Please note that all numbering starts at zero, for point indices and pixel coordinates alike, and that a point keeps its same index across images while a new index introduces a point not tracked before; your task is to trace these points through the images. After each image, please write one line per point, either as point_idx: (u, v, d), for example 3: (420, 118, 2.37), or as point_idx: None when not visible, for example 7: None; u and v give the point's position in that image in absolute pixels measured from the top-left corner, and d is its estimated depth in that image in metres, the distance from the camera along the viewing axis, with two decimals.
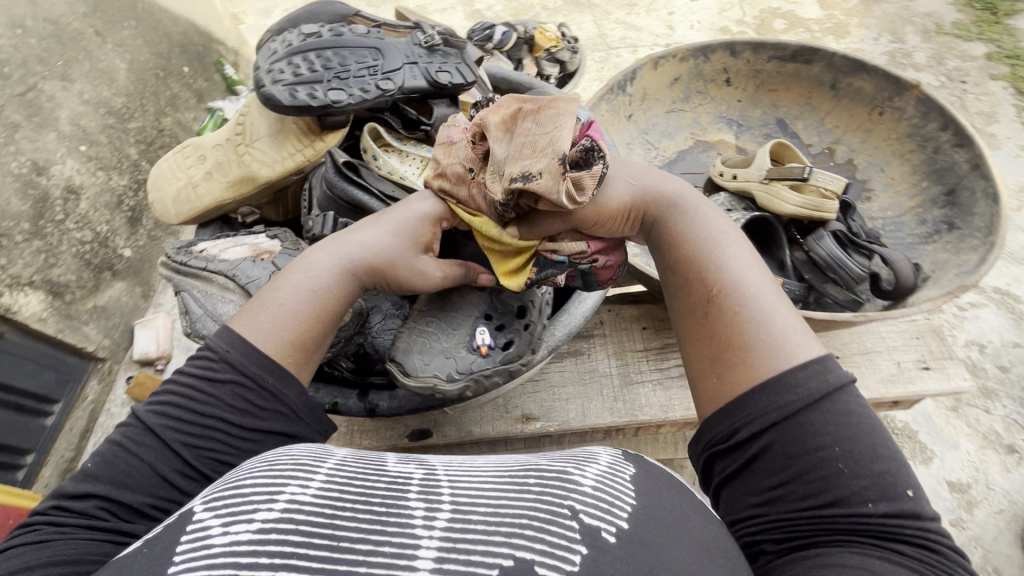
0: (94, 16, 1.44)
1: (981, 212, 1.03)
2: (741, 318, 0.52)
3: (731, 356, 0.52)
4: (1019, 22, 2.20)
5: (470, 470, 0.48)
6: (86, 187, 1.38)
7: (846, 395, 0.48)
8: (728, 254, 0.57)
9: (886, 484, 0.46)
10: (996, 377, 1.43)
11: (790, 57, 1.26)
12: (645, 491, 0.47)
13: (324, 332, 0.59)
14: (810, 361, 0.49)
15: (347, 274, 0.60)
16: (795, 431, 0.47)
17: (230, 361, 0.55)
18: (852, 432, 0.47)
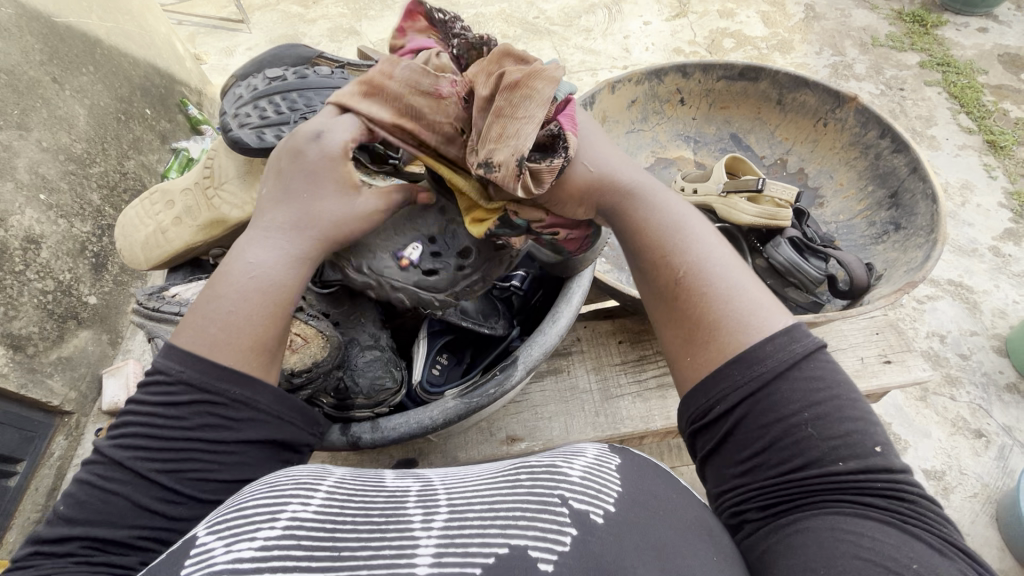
0: (51, 64, 1.41)
1: (922, 211, 1.10)
2: (712, 301, 0.55)
3: (704, 335, 0.54)
4: (945, 32, 2.36)
5: (463, 478, 0.49)
6: (47, 236, 1.34)
7: (813, 362, 0.51)
8: (689, 238, 0.59)
9: (854, 442, 0.49)
10: (958, 365, 1.49)
11: (738, 76, 1.32)
12: (630, 478, 0.49)
13: (283, 323, 0.56)
14: (778, 334, 0.52)
15: (297, 257, 0.57)
16: (770, 402, 0.50)
17: (188, 380, 0.52)
18: (821, 399, 0.50)
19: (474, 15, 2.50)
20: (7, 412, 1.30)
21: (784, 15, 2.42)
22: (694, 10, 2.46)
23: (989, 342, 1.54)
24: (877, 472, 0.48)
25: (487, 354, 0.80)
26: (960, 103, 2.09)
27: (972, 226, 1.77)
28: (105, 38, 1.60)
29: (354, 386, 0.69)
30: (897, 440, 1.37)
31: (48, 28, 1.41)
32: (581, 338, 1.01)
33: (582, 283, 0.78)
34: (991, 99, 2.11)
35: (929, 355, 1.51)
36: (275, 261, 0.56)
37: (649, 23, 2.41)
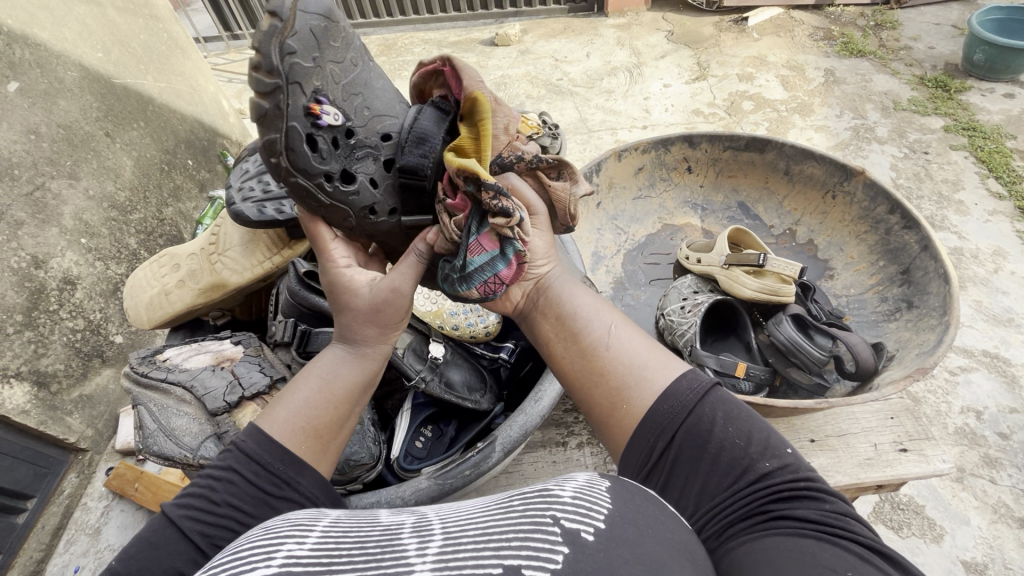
0: (106, 119, 1.52)
1: (934, 291, 1.06)
2: (624, 357, 0.61)
3: (626, 389, 0.59)
4: (970, 97, 2.36)
5: (459, 508, 0.47)
6: (84, 277, 1.41)
7: (720, 388, 0.59)
8: (599, 305, 0.66)
9: (770, 445, 0.56)
10: (997, 445, 1.39)
11: (744, 147, 1.33)
12: (623, 500, 0.45)
13: (334, 415, 0.64)
14: (678, 381, 0.59)
15: (346, 353, 0.67)
16: (693, 432, 0.56)
17: (247, 457, 0.58)
18: (731, 413, 0.57)
19: (500, 76, 2.63)
20: (24, 448, 1.33)
21: (804, 79, 2.46)
22: (714, 74, 2.53)
23: None
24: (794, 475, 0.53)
25: (470, 427, 0.82)
26: (988, 167, 2.06)
27: (1007, 294, 1.69)
28: (158, 97, 1.74)
29: None
30: (932, 526, 1.26)
31: (107, 88, 1.54)
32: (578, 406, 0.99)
33: None
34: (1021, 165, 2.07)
35: (965, 433, 1.41)
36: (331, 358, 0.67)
37: (669, 86, 2.48)
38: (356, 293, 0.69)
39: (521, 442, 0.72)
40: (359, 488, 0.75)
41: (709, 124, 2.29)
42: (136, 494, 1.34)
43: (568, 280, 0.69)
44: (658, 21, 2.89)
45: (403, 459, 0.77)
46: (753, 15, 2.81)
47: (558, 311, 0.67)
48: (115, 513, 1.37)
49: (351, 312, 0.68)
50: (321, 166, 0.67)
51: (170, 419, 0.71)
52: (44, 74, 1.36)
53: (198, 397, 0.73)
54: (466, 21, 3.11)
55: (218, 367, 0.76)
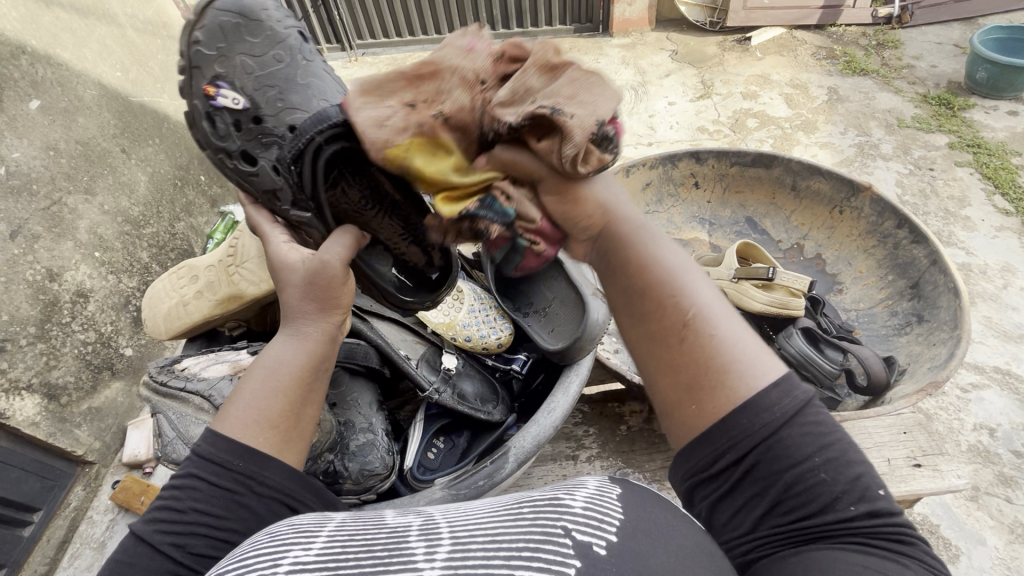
0: (122, 136, 1.56)
1: (945, 305, 1.06)
2: (711, 339, 0.49)
3: (706, 382, 0.48)
4: (974, 115, 2.37)
5: (466, 511, 0.47)
6: (96, 290, 1.43)
7: (812, 407, 0.48)
8: (678, 268, 0.52)
9: (864, 486, 0.46)
10: (1012, 463, 1.37)
11: (750, 162, 1.35)
12: (633, 509, 0.45)
13: (289, 404, 0.60)
14: (775, 383, 0.47)
15: (293, 334, 0.63)
16: (774, 452, 0.46)
17: (206, 461, 0.56)
18: (827, 440, 0.47)
19: None
20: (33, 460, 1.33)
21: (808, 97, 2.49)
22: (718, 92, 2.56)
23: None
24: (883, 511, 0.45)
25: (483, 437, 0.81)
26: (994, 183, 2.06)
27: (1017, 310, 1.68)
28: (172, 114, 1.78)
29: (343, 470, 0.70)
30: (947, 545, 1.23)
31: (124, 106, 1.58)
32: (586, 418, 0.99)
33: (579, 370, 0.80)
34: None
35: (978, 451, 1.39)
36: (277, 344, 0.63)
37: (673, 104, 2.51)
38: (290, 271, 0.65)
39: (535, 451, 0.72)
40: (373, 498, 0.74)
41: (714, 141, 2.32)
42: (141, 507, 1.34)
43: (642, 232, 0.54)
44: (661, 40, 2.94)
45: (416, 470, 0.77)
46: (756, 35, 2.85)
47: (623, 277, 0.53)
48: (121, 526, 1.37)
49: (289, 290, 0.64)
50: (220, 144, 0.71)
51: (189, 428, 0.72)
52: (64, 92, 1.40)
53: (215, 405, 0.72)
54: None
55: (235, 377, 0.75)
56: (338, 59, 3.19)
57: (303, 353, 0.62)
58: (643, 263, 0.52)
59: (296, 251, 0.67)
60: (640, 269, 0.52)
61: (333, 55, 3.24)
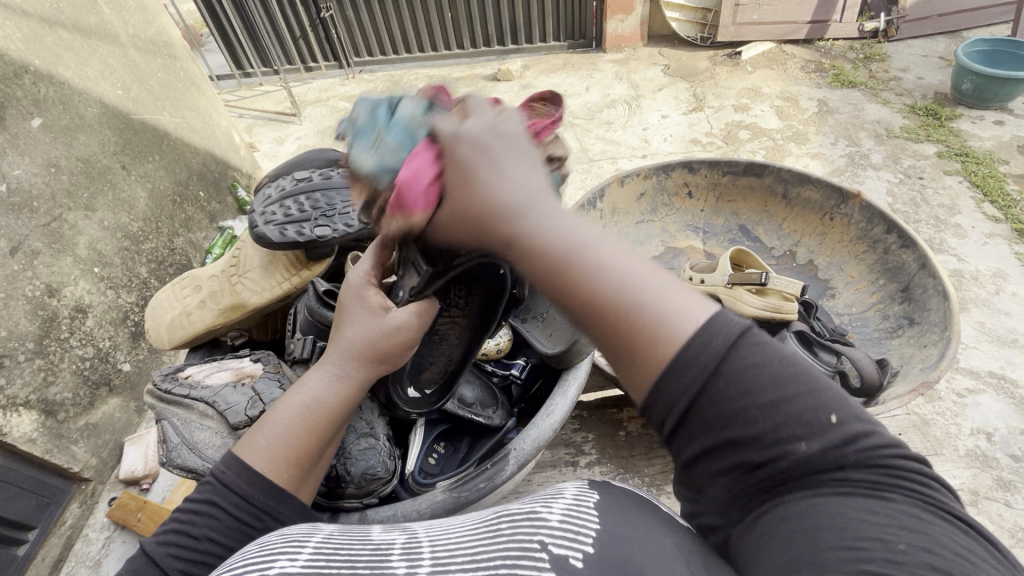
0: (122, 153, 1.57)
1: (934, 307, 1.08)
2: (637, 310, 0.44)
3: (638, 347, 0.44)
4: (961, 125, 2.42)
5: (447, 529, 0.48)
6: (95, 305, 1.44)
7: (743, 346, 0.43)
8: (582, 238, 0.45)
9: (807, 419, 0.42)
10: (1010, 467, 1.37)
11: (742, 171, 1.37)
12: (611, 516, 0.46)
13: (317, 444, 0.62)
14: (696, 334, 0.43)
15: (334, 374, 0.64)
16: (712, 402, 0.43)
17: (228, 491, 0.58)
18: (765, 394, 0.43)
19: None
20: (29, 477, 1.32)
21: (798, 109, 2.54)
22: (710, 105, 2.61)
23: None
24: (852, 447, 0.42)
25: (482, 442, 0.82)
26: (983, 191, 2.09)
27: (1010, 315, 1.70)
28: (172, 131, 1.80)
29: (346, 474, 0.70)
30: None
31: (125, 123, 1.60)
32: (585, 424, 1.00)
33: (578, 373, 0.81)
34: (1015, 189, 2.11)
35: (976, 455, 1.39)
36: (316, 378, 0.64)
37: (667, 117, 2.56)
38: (366, 314, 0.65)
39: (533, 456, 0.72)
40: (376, 503, 0.74)
41: (707, 152, 2.35)
42: (139, 524, 1.33)
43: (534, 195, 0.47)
44: (654, 55, 3.00)
45: (418, 474, 0.77)
46: (746, 49, 2.92)
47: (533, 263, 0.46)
48: (116, 545, 1.35)
49: (353, 331, 0.64)
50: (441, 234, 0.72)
51: (192, 433, 0.71)
52: (66, 110, 1.42)
53: (220, 411, 0.73)
54: (469, 58, 3.24)
55: (238, 384, 0.77)
56: (335, 76, 3.24)
57: (343, 396, 0.64)
58: (541, 246, 0.45)
59: (377, 295, 0.67)
60: (545, 252, 0.45)
61: (331, 72, 3.29)
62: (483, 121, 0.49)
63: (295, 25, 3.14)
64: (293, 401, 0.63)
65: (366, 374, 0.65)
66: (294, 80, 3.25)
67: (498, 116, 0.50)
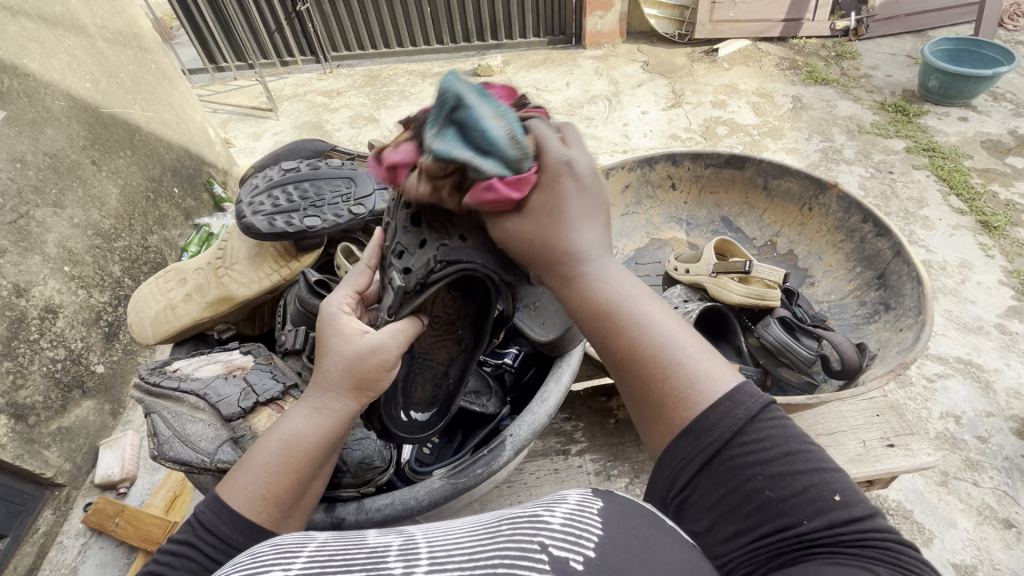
0: (92, 148, 1.52)
1: (909, 292, 1.12)
2: (671, 360, 0.52)
3: (655, 408, 0.52)
4: (928, 121, 2.51)
5: (445, 532, 0.47)
6: (65, 305, 1.39)
7: (766, 417, 0.49)
8: (625, 288, 0.55)
9: (813, 497, 0.47)
10: (977, 448, 1.43)
11: (724, 164, 1.40)
12: (615, 523, 0.45)
13: (301, 480, 0.60)
14: (721, 399, 0.49)
15: (317, 407, 0.62)
16: (732, 457, 0.48)
17: (207, 532, 0.56)
18: (784, 454, 0.48)
19: None
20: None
21: (774, 106, 2.59)
22: (688, 101, 2.65)
23: (1007, 423, 1.48)
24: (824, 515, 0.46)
25: (478, 430, 0.82)
26: (949, 185, 2.17)
27: (975, 303, 1.78)
28: (144, 125, 1.75)
29: (342, 463, 0.70)
30: (921, 529, 1.28)
31: (95, 117, 1.55)
32: (575, 413, 1.01)
33: (571, 360, 0.81)
34: (979, 182, 2.20)
35: (945, 437, 1.45)
36: (297, 415, 0.62)
37: (646, 113, 2.58)
38: (341, 339, 0.62)
39: (530, 441, 0.72)
40: (372, 492, 0.73)
41: (686, 147, 2.39)
42: (117, 529, 1.29)
43: (592, 252, 0.56)
44: (633, 52, 3.02)
45: (413, 463, 0.78)
46: (723, 47, 2.96)
47: (586, 313, 0.55)
48: (94, 551, 1.32)
49: (330, 360, 0.61)
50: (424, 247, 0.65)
51: (183, 426, 0.69)
52: (31, 103, 1.37)
53: (212, 403, 0.72)
54: (449, 53, 3.22)
55: (230, 376, 0.76)
56: (313, 71, 3.19)
57: (327, 431, 0.61)
58: (593, 294, 0.55)
59: (354, 321, 0.64)
60: (595, 300, 0.55)
61: (308, 67, 3.24)
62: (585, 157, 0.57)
63: (270, 19, 3.08)
64: (274, 436, 0.61)
65: (348, 398, 0.62)
66: (269, 75, 3.18)
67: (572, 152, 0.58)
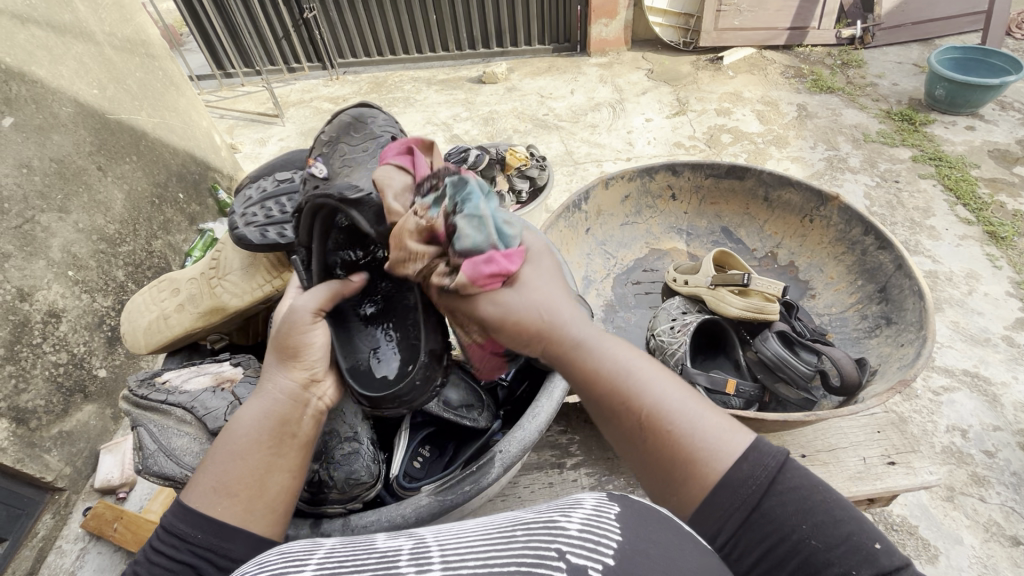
0: (98, 154, 1.54)
1: (910, 307, 1.10)
2: (683, 429, 0.51)
3: (682, 473, 0.51)
4: (934, 130, 2.49)
5: (457, 533, 0.45)
6: (69, 310, 1.40)
7: (787, 473, 0.51)
8: (622, 355, 0.54)
9: (854, 545, 0.48)
10: (984, 463, 1.41)
11: (724, 174, 1.39)
12: (633, 529, 0.42)
13: (245, 466, 0.58)
14: (747, 451, 0.51)
15: (257, 394, 0.64)
16: (765, 518, 0.50)
17: (169, 535, 0.56)
18: (811, 505, 0.50)
19: (488, 112, 2.73)
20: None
21: (778, 114, 2.59)
22: (693, 109, 2.64)
23: (1014, 438, 1.46)
24: (867, 565, 0.47)
25: (469, 445, 0.82)
26: (956, 195, 2.15)
27: (982, 315, 1.75)
28: (150, 131, 1.76)
29: (329, 479, 0.70)
30: (925, 546, 1.26)
31: (101, 123, 1.56)
32: (570, 426, 1.00)
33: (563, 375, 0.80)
34: (986, 192, 2.17)
35: (951, 451, 1.43)
36: (244, 409, 0.64)
37: (651, 120, 2.58)
38: (275, 333, 0.68)
39: (519, 458, 0.72)
40: (360, 508, 0.73)
41: (690, 155, 2.38)
42: (115, 535, 1.29)
43: (578, 321, 0.55)
44: (637, 60, 3.03)
45: (403, 478, 0.77)
46: (728, 54, 2.96)
47: (593, 386, 0.54)
48: (92, 556, 1.32)
49: (267, 351, 0.66)
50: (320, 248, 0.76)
51: (169, 441, 0.69)
52: (38, 109, 1.38)
53: (199, 416, 0.72)
54: (454, 60, 3.23)
55: (218, 389, 0.76)
56: (319, 77, 3.21)
57: (265, 415, 0.62)
58: (598, 364, 0.54)
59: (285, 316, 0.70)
60: (602, 372, 0.53)
61: (314, 73, 3.26)
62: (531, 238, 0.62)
63: (277, 26, 3.11)
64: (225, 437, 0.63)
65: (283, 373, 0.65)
66: (276, 81, 3.21)
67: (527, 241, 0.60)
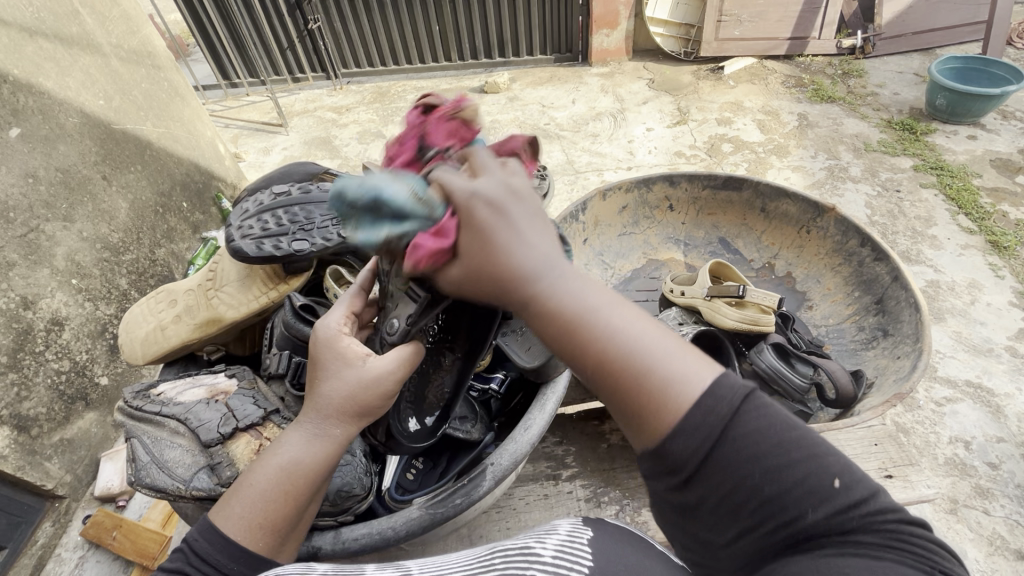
0: (103, 164, 1.55)
1: (907, 319, 1.10)
2: (651, 365, 0.47)
3: (650, 417, 0.46)
4: (935, 139, 2.49)
5: (441, 565, 0.49)
6: (72, 318, 1.41)
7: (744, 412, 0.45)
8: (585, 294, 0.48)
9: (814, 487, 0.44)
10: (988, 475, 1.39)
11: (721, 185, 1.39)
12: (604, 552, 0.44)
13: (292, 509, 0.60)
14: (703, 397, 0.45)
15: (315, 434, 0.61)
16: (719, 464, 0.45)
17: (200, 561, 0.57)
18: (765, 453, 0.44)
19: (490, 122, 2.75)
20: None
21: (779, 123, 2.59)
22: (693, 118, 2.65)
23: (1018, 450, 1.44)
24: (826, 509, 0.44)
25: (462, 457, 0.82)
26: (957, 205, 2.14)
27: (985, 325, 1.74)
28: (155, 141, 1.78)
29: None
30: None
31: (107, 133, 1.58)
32: (566, 437, 1.00)
33: (556, 388, 0.81)
34: (988, 202, 2.17)
35: (954, 463, 1.42)
36: (294, 440, 0.61)
37: (652, 130, 2.59)
38: (341, 363, 0.62)
39: (510, 472, 0.71)
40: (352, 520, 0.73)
41: (691, 165, 2.39)
42: (114, 543, 1.29)
43: (546, 258, 0.49)
44: (639, 69, 3.05)
45: (395, 490, 0.77)
46: (728, 64, 2.97)
47: (549, 327, 0.48)
48: (90, 564, 1.31)
49: (329, 385, 0.61)
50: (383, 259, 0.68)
51: (163, 452, 0.69)
52: (45, 120, 1.40)
53: (192, 428, 0.72)
54: (457, 70, 3.26)
55: (212, 400, 0.76)
56: (323, 87, 3.24)
57: (326, 467, 0.61)
58: (559, 306, 0.48)
59: (353, 343, 0.63)
60: (560, 313, 0.48)
61: (318, 83, 3.29)
62: (496, 179, 0.51)
63: (282, 37, 3.15)
64: (269, 460, 0.61)
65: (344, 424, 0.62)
66: (281, 91, 3.24)
67: (508, 171, 0.52)
